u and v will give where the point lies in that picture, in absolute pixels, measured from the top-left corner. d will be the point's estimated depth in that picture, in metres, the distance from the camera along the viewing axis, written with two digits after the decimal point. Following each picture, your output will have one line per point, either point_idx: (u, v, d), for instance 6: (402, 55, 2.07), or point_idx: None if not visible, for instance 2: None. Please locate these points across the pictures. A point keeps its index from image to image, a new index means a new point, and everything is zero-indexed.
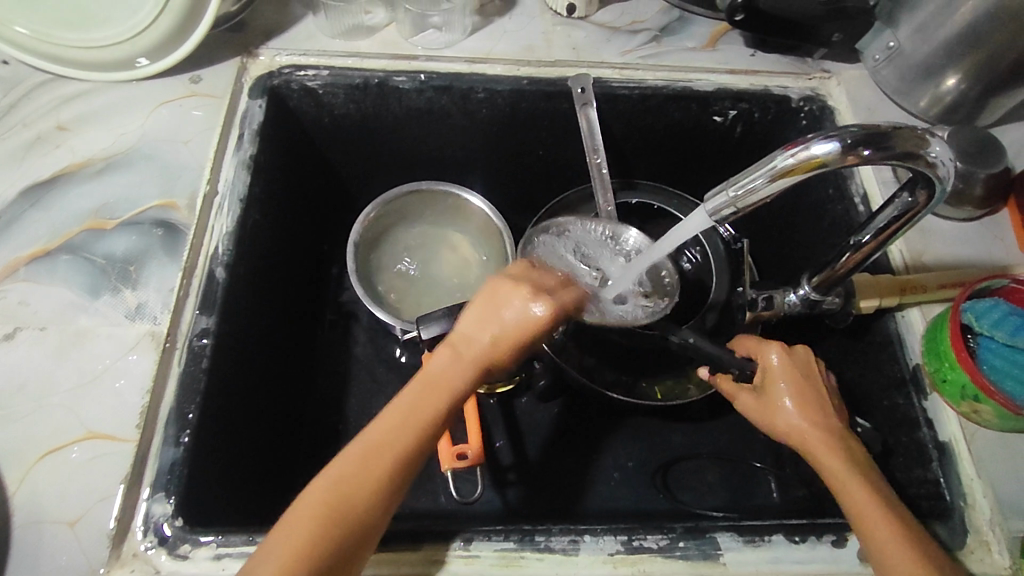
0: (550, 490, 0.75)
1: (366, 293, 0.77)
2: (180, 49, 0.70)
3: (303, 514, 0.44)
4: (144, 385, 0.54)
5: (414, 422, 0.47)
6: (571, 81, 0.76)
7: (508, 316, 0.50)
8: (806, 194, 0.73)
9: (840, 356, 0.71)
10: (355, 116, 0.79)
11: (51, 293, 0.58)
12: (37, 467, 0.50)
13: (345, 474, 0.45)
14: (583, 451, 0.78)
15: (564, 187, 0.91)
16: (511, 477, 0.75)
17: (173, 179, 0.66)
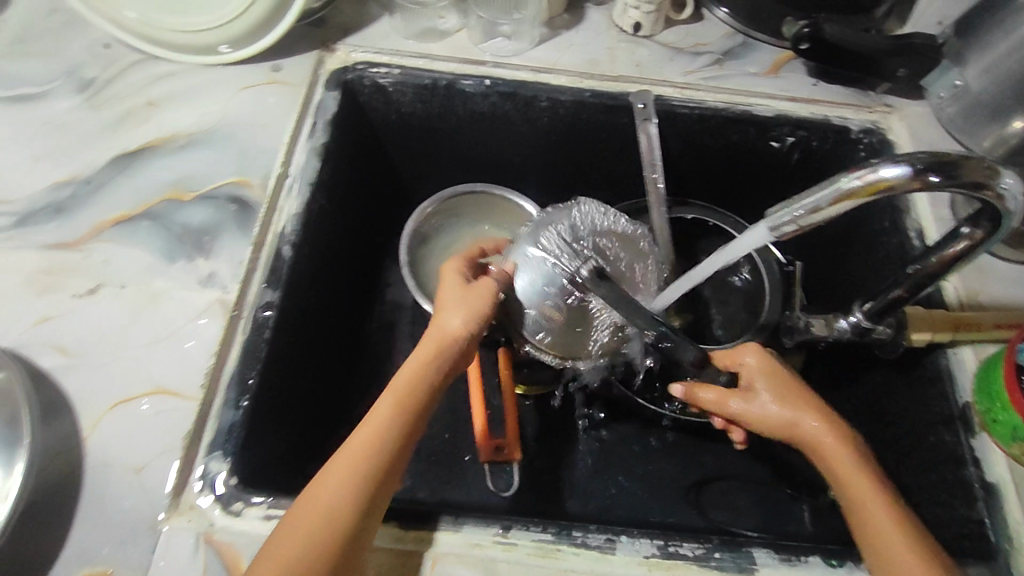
0: (579, 496, 0.76)
1: (415, 286, 0.79)
2: (265, 39, 0.74)
3: (292, 527, 0.46)
4: (211, 348, 0.57)
5: (371, 429, 0.50)
6: (633, 96, 0.78)
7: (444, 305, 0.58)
8: (863, 224, 0.73)
9: (882, 389, 0.70)
10: (421, 114, 0.82)
11: (132, 255, 0.62)
12: (108, 415, 0.53)
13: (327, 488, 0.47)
14: (616, 461, 0.79)
15: (615, 201, 0.93)
16: (543, 480, 0.76)
17: (250, 158, 0.69)
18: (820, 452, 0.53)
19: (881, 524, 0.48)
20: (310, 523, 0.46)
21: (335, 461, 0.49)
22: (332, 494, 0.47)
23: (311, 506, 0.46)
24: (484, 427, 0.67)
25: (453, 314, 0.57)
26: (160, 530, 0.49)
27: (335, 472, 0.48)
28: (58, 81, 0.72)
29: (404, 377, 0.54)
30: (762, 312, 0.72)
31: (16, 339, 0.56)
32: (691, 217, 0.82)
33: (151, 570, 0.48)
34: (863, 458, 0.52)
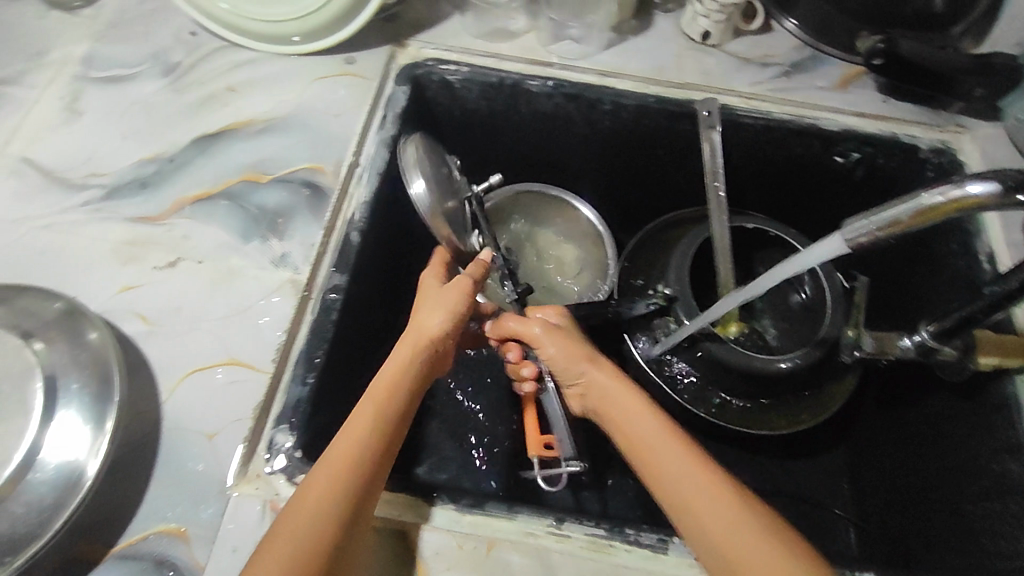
0: (621, 498, 0.76)
1: None
2: (339, 33, 0.76)
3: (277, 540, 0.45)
4: (283, 325, 0.60)
5: (353, 433, 0.51)
6: (698, 103, 0.78)
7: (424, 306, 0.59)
8: (928, 243, 0.72)
9: (935, 416, 0.69)
10: (485, 112, 0.84)
11: (210, 232, 0.64)
12: (186, 380, 0.56)
13: (310, 496, 0.47)
14: None
15: (669, 208, 0.93)
16: (585, 478, 0.77)
17: (323, 146, 0.71)
18: (594, 391, 0.58)
19: (702, 497, 0.48)
20: (297, 534, 0.45)
21: (318, 469, 0.48)
22: (313, 507, 0.46)
23: (295, 516, 0.46)
24: (535, 424, 0.67)
25: (430, 312, 0.58)
26: (229, 496, 0.51)
27: (323, 479, 0.48)
28: (146, 64, 0.76)
29: (386, 377, 0.55)
30: (820, 327, 0.72)
31: (103, 305, 0.59)
32: (752, 226, 0.80)
33: (220, 532, 0.50)
34: (621, 392, 0.57)
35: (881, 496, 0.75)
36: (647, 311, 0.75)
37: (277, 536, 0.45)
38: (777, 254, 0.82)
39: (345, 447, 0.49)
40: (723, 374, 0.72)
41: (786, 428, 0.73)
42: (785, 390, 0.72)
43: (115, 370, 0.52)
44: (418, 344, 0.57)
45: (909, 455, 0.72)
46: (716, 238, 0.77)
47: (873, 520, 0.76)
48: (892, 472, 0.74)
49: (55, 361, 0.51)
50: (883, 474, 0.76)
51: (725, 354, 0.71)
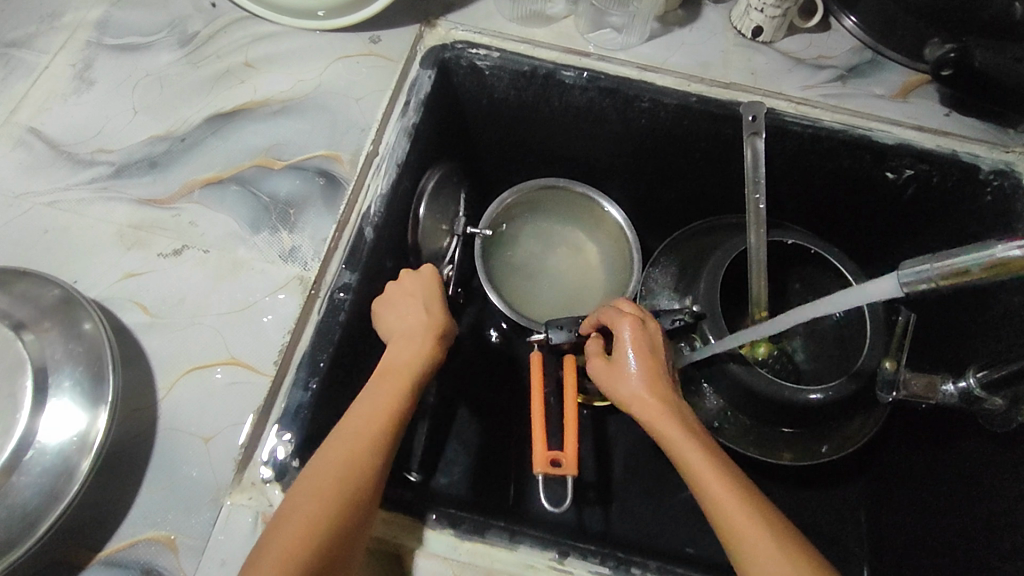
0: (625, 517, 0.74)
1: (487, 277, 0.78)
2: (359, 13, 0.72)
3: (328, 474, 0.47)
4: (287, 325, 0.57)
5: (373, 415, 0.52)
6: (744, 107, 0.72)
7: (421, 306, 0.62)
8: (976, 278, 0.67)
9: (966, 456, 0.63)
10: (514, 102, 0.79)
11: (218, 220, 0.61)
12: (182, 379, 0.54)
13: (353, 439, 0.50)
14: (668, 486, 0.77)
15: (702, 213, 0.88)
16: (590, 494, 0.75)
17: (341, 132, 0.67)
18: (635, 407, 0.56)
19: (722, 499, 0.48)
20: (343, 471, 0.48)
21: (359, 413, 0.52)
22: (357, 446, 0.49)
23: (343, 454, 0.49)
24: (542, 442, 0.63)
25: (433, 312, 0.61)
26: (222, 505, 0.49)
27: (359, 424, 0.51)
28: (163, 33, 0.72)
29: (413, 352, 0.58)
30: (859, 358, 0.67)
31: (103, 292, 0.57)
32: (792, 241, 0.76)
33: (210, 542, 0.48)
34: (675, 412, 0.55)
35: (901, 543, 0.71)
36: (672, 327, 0.71)
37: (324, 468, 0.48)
38: (816, 272, 0.78)
39: (383, 400, 0.53)
40: (747, 397, 0.69)
41: (818, 455, 0.70)
42: (811, 420, 0.69)
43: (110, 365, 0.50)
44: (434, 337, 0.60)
45: (934, 495, 0.67)
46: (751, 255, 0.73)
47: (888, 563, 0.72)
48: (915, 518, 0.69)
49: (50, 351, 0.50)
50: (904, 511, 0.71)
51: (752, 380, 0.68)
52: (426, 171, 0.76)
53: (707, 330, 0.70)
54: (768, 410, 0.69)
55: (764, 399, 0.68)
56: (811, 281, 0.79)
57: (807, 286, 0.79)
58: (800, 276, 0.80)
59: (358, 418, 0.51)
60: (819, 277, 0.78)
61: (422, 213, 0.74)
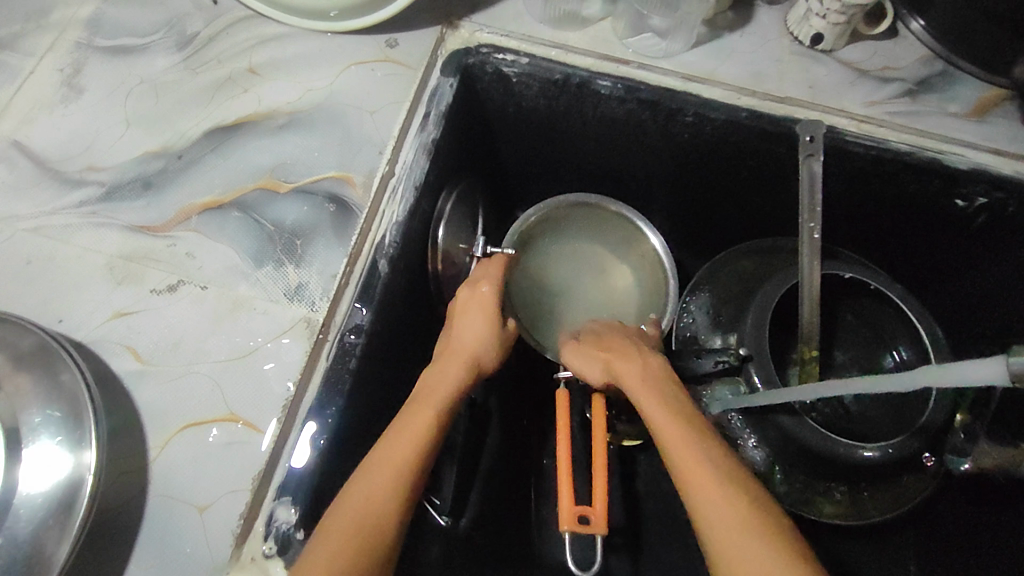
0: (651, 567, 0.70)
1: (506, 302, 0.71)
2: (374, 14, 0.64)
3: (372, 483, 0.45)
4: (293, 374, 0.52)
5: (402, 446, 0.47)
6: (799, 127, 0.65)
7: (476, 318, 0.60)
8: None
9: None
10: (543, 112, 0.72)
11: (217, 251, 0.55)
12: (176, 438, 0.50)
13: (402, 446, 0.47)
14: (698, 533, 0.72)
15: (743, 233, 0.81)
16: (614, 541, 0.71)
17: (353, 151, 0.61)
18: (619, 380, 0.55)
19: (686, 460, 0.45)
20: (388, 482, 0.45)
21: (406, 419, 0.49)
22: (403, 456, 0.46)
23: (390, 464, 0.46)
24: (570, 495, 0.57)
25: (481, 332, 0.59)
26: None
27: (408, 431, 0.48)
28: (160, 34, 0.65)
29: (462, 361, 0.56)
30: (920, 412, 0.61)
31: (91, 334, 0.52)
32: (849, 276, 0.70)
33: None
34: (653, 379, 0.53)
35: None
36: (714, 369, 0.67)
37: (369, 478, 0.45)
38: (873, 304, 0.71)
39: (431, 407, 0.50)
40: (793, 450, 0.63)
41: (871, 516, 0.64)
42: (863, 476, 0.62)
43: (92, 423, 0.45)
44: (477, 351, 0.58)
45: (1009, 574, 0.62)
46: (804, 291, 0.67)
47: None
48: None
49: (28, 411, 0.46)
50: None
51: (799, 432, 0.62)
52: (442, 191, 0.69)
53: (754, 375, 0.64)
54: (816, 464, 0.63)
55: (811, 454, 0.62)
56: (863, 313, 0.72)
57: (860, 320, 0.73)
58: (852, 308, 0.73)
59: (388, 456, 0.46)
60: (876, 310, 0.71)
61: (439, 236, 0.68)
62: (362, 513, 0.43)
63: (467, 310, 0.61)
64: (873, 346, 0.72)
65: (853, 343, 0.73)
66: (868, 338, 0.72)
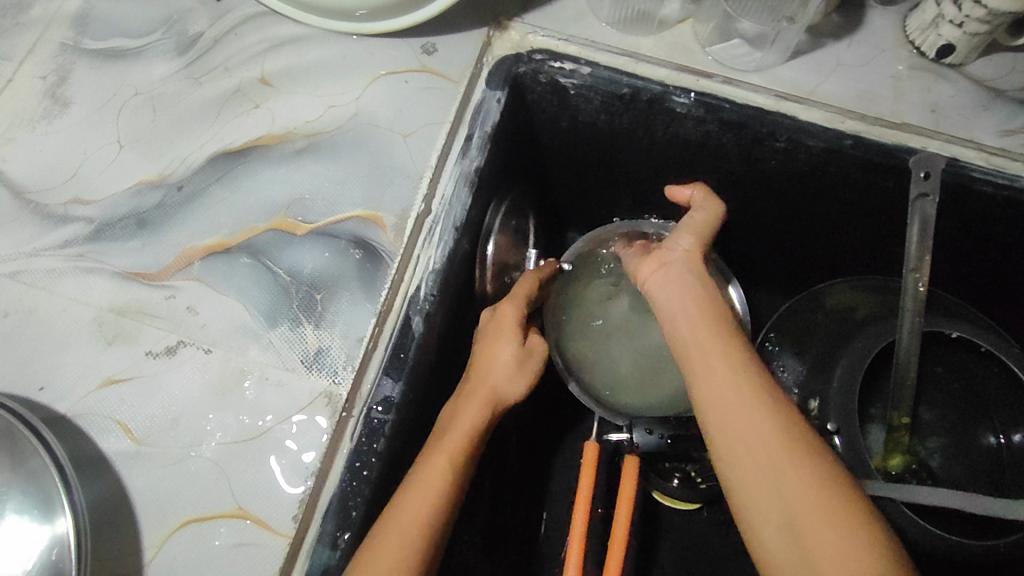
0: None
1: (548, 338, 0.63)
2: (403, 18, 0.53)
3: (381, 550, 0.39)
4: (317, 453, 0.44)
5: (428, 488, 0.42)
6: (913, 163, 0.54)
7: (506, 347, 0.52)
8: None
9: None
10: (604, 128, 0.61)
11: (224, 306, 0.47)
12: (176, 535, 0.42)
13: (409, 509, 0.41)
14: None
15: (822, 270, 0.71)
16: None
17: (383, 182, 0.51)
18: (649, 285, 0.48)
19: (724, 392, 0.38)
20: (397, 551, 0.39)
21: (420, 473, 0.43)
22: (413, 520, 0.40)
23: (397, 529, 0.40)
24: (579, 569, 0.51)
25: (509, 375, 0.51)
26: None
27: (418, 486, 0.42)
28: (159, 35, 0.56)
29: (487, 391, 0.49)
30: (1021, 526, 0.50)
31: (75, 406, 0.44)
32: (956, 335, 0.57)
33: None
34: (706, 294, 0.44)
35: None
36: None
37: (377, 551, 0.39)
38: (975, 364, 0.59)
39: (443, 459, 0.44)
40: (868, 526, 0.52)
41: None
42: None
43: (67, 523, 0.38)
44: (493, 394, 0.49)
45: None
46: (899, 347, 0.56)
47: None
48: None
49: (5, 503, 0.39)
50: None
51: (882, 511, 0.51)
52: (490, 205, 0.59)
53: (838, 447, 0.54)
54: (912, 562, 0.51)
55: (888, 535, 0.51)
56: (961, 365, 0.59)
57: (953, 373, 0.60)
58: (944, 355, 0.60)
59: (412, 503, 0.41)
60: (980, 371, 0.59)
61: (489, 255, 0.59)
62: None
63: (490, 335, 0.53)
64: (970, 411, 0.59)
65: (944, 400, 0.60)
66: (962, 394, 0.59)
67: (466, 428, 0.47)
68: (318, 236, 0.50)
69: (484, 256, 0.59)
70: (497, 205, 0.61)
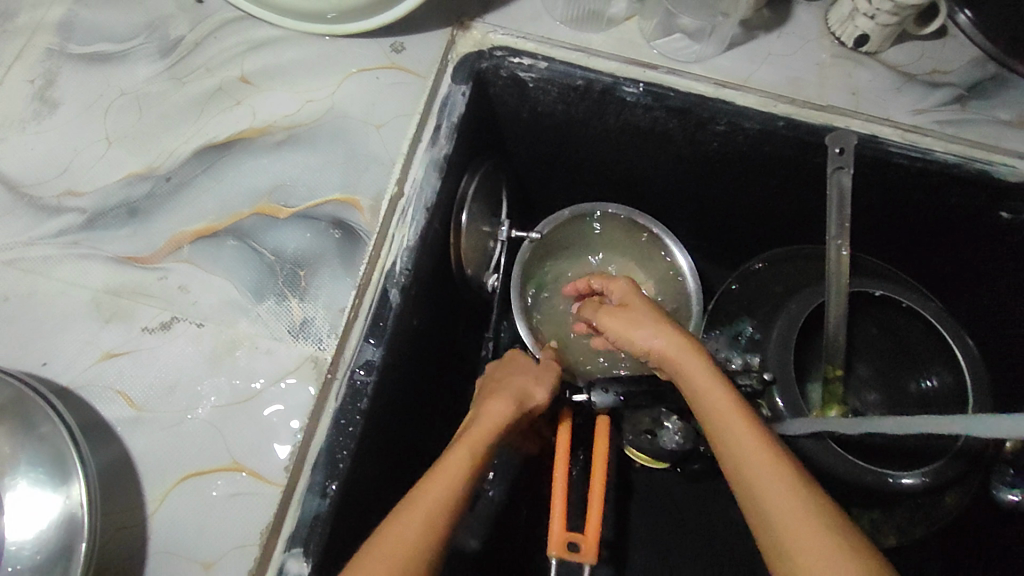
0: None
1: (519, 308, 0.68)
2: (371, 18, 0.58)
3: (419, 512, 0.41)
4: (300, 419, 0.47)
5: (452, 473, 0.44)
6: (830, 137, 0.60)
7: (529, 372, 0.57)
8: None
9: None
10: (561, 118, 0.67)
11: (214, 285, 0.51)
12: (176, 491, 0.45)
13: (445, 482, 0.43)
14: (711, 536, 0.73)
15: (769, 243, 0.77)
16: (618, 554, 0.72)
17: (358, 169, 0.56)
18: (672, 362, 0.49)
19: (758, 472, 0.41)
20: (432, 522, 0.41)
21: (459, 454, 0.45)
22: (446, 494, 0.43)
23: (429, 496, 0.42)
24: (562, 518, 0.54)
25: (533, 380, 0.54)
26: None
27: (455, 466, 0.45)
28: (141, 38, 0.60)
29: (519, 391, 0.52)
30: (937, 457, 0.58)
31: (77, 378, 0.48)
32: (879, 292, 0.66)
33: None
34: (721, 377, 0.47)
35: None
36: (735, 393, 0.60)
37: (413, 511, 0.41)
38: (899, 318, 0.67)
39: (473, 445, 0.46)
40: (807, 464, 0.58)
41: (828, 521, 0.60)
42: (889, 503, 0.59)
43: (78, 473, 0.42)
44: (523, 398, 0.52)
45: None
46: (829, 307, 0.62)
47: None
48: None
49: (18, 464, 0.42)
50: None
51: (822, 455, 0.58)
52: (465, 173, 0.64)
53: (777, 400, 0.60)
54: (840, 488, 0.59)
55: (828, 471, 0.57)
56: (888, 321, 0.67)
57: (881, 330, 0.67)
58: (874, 316, 0.67)
59: (439, 483, 0.43)
60: (904, 325, 0.67)
61: (462, 223, 0.63)
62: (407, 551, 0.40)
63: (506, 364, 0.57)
64: (898, 365, 0.66)
65: (874, 355, 0.66)
66: (891, 350, 0.66)
67: (492, 426, 0.48)
68: (301, 217, 0.54)
69: (456, 226, 0.63)
70: (468, 174, 0.64)
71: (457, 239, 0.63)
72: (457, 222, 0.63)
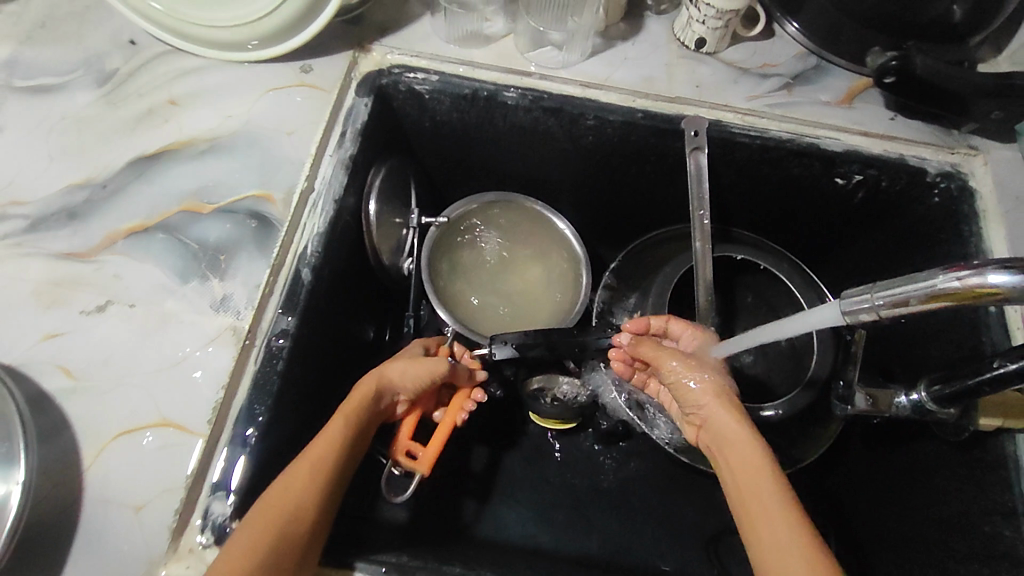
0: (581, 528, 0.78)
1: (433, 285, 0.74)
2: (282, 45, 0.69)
3: (288, 489, 0.49)
4: (220, 380, 0.54)
5: (315, 452, 0.52)
6: (687, 122, 0.71)
7: (403, 360, 0.62)
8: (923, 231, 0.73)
9: (918, 464, 0.66)
10: (458, 124, 0.77)
11: (145, 272, 0.58)
12: (110, 446, 0.52)
13: (310, 460, 0.52)
14: (624, 489, 0.80)
15: (656, 223, 0.88)
16: (543, 510, 0.79)
17: (273, 169, 0.65)
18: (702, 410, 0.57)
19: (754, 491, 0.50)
20: (297, 495, 0.49)
21: (323, 438, 0.54)
22: (308, 472, 0.51)
23: (297, 475, 0.50)
24: (410, 427, 0.62)
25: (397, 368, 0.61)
26: None
27: (318, 447, 0.53)
28: (78, 72, 0.69)
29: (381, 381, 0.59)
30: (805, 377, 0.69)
31: (21, 357, 0.54)
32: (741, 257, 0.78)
33: None
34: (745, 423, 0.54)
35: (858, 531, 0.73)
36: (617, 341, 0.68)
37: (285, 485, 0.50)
38: (763, 282, 0.79)
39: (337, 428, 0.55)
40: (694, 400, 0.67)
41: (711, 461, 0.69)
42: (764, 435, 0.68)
43: (19, 437, 0.48)
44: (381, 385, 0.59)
45: (891, 506, 0.69)
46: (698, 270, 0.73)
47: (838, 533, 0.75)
48: (869, 522, 0.71)
49: None
50: (864, 525, 0.72)
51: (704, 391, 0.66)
52: (372, 169, 0.73)
53: None
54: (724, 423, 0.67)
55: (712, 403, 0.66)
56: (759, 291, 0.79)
57: (753, 295, 0.79)
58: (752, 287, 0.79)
59: (306, 458, 0.52)
60: (767, 288, 0.79)
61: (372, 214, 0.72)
62: (275, 520, 0.47)
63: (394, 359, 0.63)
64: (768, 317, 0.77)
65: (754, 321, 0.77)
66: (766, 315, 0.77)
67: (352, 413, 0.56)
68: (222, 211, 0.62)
69: (366, 215, 0.71)
70: (375, 169, 0.73)
71: (367, 228, 0.71)
72: (366, 211, 0.71)
